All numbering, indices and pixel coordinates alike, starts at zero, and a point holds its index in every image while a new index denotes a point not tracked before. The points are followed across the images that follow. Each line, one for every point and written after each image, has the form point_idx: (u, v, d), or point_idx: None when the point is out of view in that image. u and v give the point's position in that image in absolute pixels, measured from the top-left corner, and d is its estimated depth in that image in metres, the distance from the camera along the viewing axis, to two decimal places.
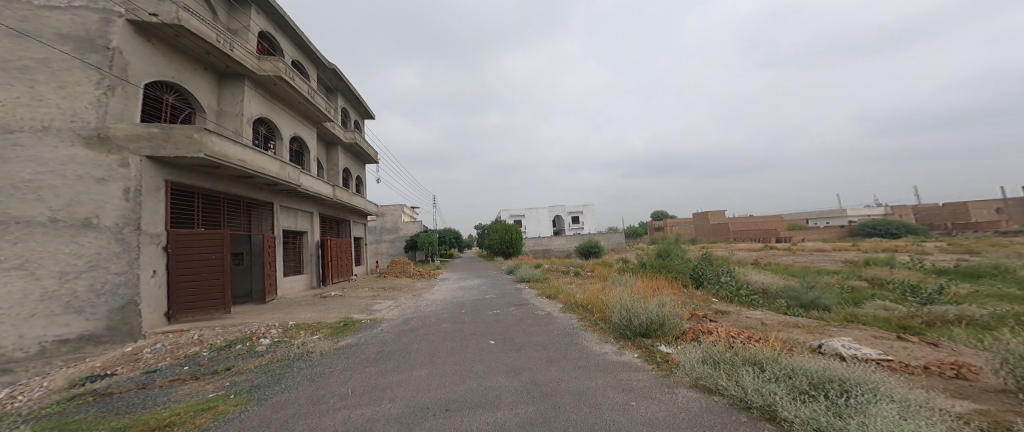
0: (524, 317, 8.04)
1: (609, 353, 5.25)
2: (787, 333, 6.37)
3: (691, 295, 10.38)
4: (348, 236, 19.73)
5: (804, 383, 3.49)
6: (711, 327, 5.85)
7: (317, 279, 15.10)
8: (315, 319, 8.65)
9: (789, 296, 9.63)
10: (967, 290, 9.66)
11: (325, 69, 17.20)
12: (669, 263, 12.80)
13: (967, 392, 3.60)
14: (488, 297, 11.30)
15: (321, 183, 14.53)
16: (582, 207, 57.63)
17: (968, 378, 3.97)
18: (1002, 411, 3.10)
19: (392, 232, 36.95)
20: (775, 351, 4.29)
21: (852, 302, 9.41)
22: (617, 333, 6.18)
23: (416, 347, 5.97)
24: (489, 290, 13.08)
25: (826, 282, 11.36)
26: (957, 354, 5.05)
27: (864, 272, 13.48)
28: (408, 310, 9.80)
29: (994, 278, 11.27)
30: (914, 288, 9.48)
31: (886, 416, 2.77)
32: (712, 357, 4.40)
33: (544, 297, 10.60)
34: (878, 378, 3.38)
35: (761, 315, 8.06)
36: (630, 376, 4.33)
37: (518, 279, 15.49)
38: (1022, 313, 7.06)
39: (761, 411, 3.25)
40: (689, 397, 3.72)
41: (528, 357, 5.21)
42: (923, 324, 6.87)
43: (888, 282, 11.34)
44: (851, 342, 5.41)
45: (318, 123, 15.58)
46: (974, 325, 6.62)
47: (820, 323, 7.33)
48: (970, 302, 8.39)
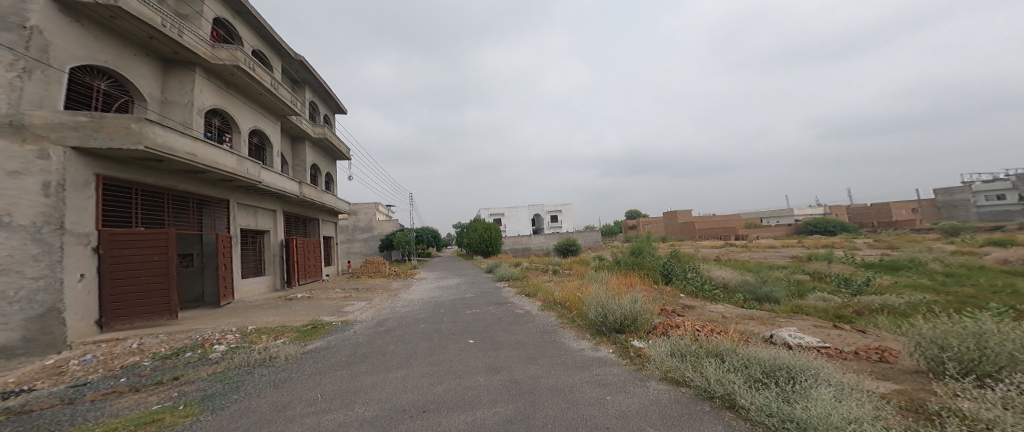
0: (504, 315, 8.05)
1: (585, 349, 5.38)
2: (744, 325, 6.83)
3: (661, 291, 10.85)
4: (318, 235, 18.96)
5: (758, 371, 3.75)
6: (678, 321, 6.15)
7: (280, 281, 14.32)
8: (278, 322, 8.26)
9: (745, 291, 10.29)
10: (888, 280, 10.80)
11: (291, 60, 16.33)
12: (641, 261, 13.30)
13: (889, 374, 3.99)
14: (467, 296, 11.20)
15: (285, 179, 13.78)
16: (559, 205, 58.14)
17: (888, 361, 4.44)
18: (914, 390, 3.49)
19: (365, 231, 35.71)
20: (734, 343, 4.57)
21: (798, 295, 10.21)
22: (594, 330, 6.33)
23: (391, 349, 5.81)
24: (466, 289, 13.00)
25: (776, 276, 12.24)
26: (880, 339, 5.62)
27: (808, 266, 14.67)
28: (383, 311, 9.51)
29: (910, 270, 12.62)
30: (846, 280, 10.47)
31: (823, 399, 3.02)
32: (679, 350, 4.63)
33: (523, 296, 10.64)
34: (818, 364, 3.68)
35: (722, 309, 8.56)
36: (605, 371, 4.47)
37: (498, 278, 15.44)
38: (931, 301, 7.97)
39: (722, 401, 3.46)
40: (659, 390, 3.88)
41: (506, 356, 5.21)
42: (853, 313, 7.58)
43: (826, 275, 12.45)
44: (796, 332, 5.87)
45: (282, 117, 14.77)
46: (894, 313, 7.40)
47: (770, 315, 7.91)
48: (891, 292, 9.38)
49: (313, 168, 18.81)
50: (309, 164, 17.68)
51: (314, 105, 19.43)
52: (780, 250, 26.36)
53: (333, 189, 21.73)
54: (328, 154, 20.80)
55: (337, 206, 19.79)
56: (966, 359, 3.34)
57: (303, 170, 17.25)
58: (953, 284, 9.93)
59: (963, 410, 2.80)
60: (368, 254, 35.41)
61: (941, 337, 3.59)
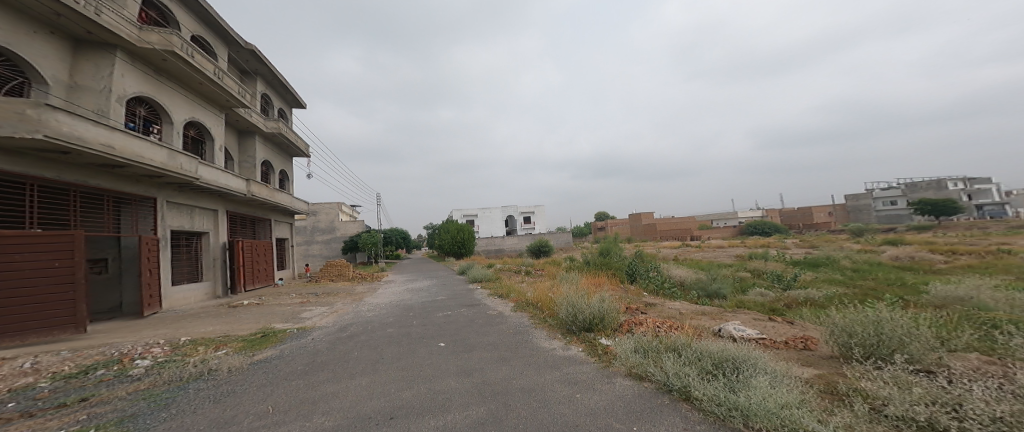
0: (476, 317, 7.94)
1: (556, 348, 5.41)
2: (698, 320, 7.23)
3: (626, 290, 11.21)
4: (269, 236, 17.64)
5: (710, 363, 3.96)
6: (641, 318, 6.37)
7: (223, 288, 13.13)
8: (219, 332, 7.54)
9: (699, 288, 10.92)
10: (810, 276, 12.02)
11: (241, 49, 15.15)
12: (609, 261, 13.70)
13: (811, 360, 4.38)
14: (439, 298, 10.88)
15: (229, 176, 12.69)
16: (531, 205, 58.12)
17: (810, 348, 4.90)
18: (825, 374, 3.87)
19: (326, 233, 33.61)
20: (690, 337, 4.80)
21: (742, 290, 11.04)
22: (565, 329, 6.39)
23: (355, 355, 5.47)
24: (437, 291, 12.63)
25: (723, 274, 13.12)
26: (804, 329, 6.21)
27: (749, 264, 15.92)
28: (345, 316, 9.00)
29: (827, 266, 14.09)
30: (778, 276, 11.50)
31: (762, 387, 3.24)
32: (642, 346, 4.78)
33: (495, 297, 10.48)
34: (757, 354, 3.95)
35: (680, 306, 9.01)
36: (574, 370, 4.51)
37: (470, 279, 15.16)
38: (840, 293, 8.97)
39: (679, 393, 3.61)
40: (624, 385, 3.98)
41: (478, 358, 5.09)
42: (784, 306, 8.29)
43: (764, 272, 13.55)
44: (739, 325, 6.30)
45: (227, 109, 13.62)
46: (813, 304, 8.22)
47: (720, 310, 8.45)
48: (813, 286, 10.45)
49: (264, 165, 17.46)
50: (259, 160, 16.42)
51: (267, 99, 18.09)
52: (728, 250, 28.34)
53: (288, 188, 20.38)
54: (283, 150, 19.45)
55: (293, 207, 18.62)
56: (867, 344, 3.77)
57: (251, 167, 16.00)
58: (859, 278, 11.29)
59: (864, 389, 3.12)
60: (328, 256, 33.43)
61: (848, 325, 3.98)
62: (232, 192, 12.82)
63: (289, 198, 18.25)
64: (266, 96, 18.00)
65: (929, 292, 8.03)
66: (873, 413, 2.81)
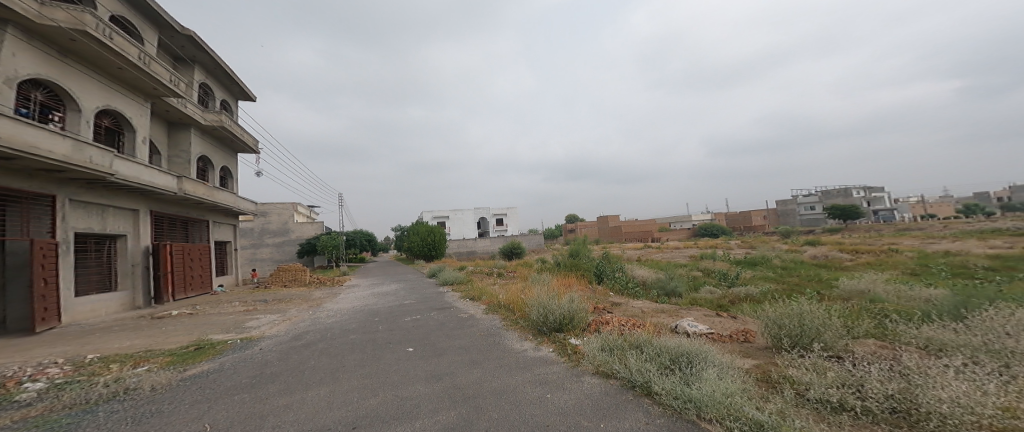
0: (446, 320, 7.15)
1: (527, 350, 5.27)
2: (658, 318, 7.44)
3: (594, 290, 11.33)
4: (207, 238, 16.09)
5: (667, 358, 4.04)
6: (608, 318, 6.42)
7: (144, 298, 11.76)
8: (139, 347, 6.70)
9: (658, 286, 11.35)
10: (748, 274, 12.98)
11: (175, 33, 13.76)
12: (578, 262, 13.85)
13: (749, 351, 4.63)
14: (406, 302, 10.23)
15: (155, 173, 11.44)
16: (504, 208, 57.76)
17: (750, 341, 5.19)
18: (760, 364, 4.06)
19: (277, 235, 31.43)
20: (651, 334, 4.88)
21: (695, 288, 11.64)
22: (535, 330, 6.25)
23: (312, 364, 4.97)
24: (404, 295, 12.00)
25: (679, 273, 13.75)
26: (744, 323, 6.65)
27: (701, 264, 16.85)
28: (299, 323, 8.33)
29: (762, 265, 15.27)
30: (724, 275, 12.27)
31: (711, 378, 3.34)
32: (608, 344, 4.81)
33: (467, 300, 9.56)
34: (706, 347, 4.09)
35: (642, 304, 9.27)
36: (544, 370, 4.42)
37: (440, 282, 14.41)
38: (773, 289, 9.75)
39: (641, 389, 3.65)
40: (593, 383, 3.95)
41: (449, 361, 4.70)
42: (729, 303, 8.81)
43: (713, 271, 14.40)
44: (692, 321, 6.58)
45: (154, 98, 12.30)
46: (750, 300, 8.84)
47: (675, 307, 8.81)
48: (750, 283, 11.29)
49: (201, 160, 15.94)
50: (195, 155, 14.98)
51: (207, 90, 16.56)
52: (684, 250, 29.65)
53: (231, 185, 18.74)
54: (226, 145, 17.90)
55: (238, 207, 17.26)
56: (794, 335, 4.02)
57: (183, 163, 14.55)
58: (788, 275, 12.37)
59: (792, 376, 3.32)
60: (280, 260, 31.18)
61: (775, 318, 4.25)
62: (160, 190, 11.58)
63: (233, 197, 16.91)
64: (205, 86, 16.48)
65: (836, 288, 8.90)
66: (799, 398, 2.98)
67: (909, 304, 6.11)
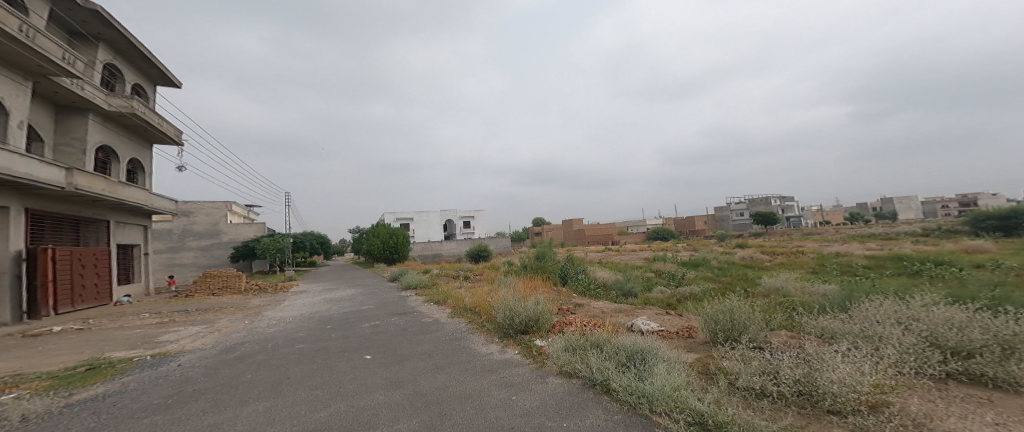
0: (408, 326, 6.98)
1: (493, 353, 5.26)
2: (616, 317, 7.77)
3: (560, 292, 11.50)
4: (106, 242, 14.38)
5: (623, 356, 4.24)
6: (571, 319, 6.57)
7: (15, 312, 10.18)
8: (9, 371, 5.74)
9: (616, 287, 11.82)
10: (691, 274, 13.97)
11: (76, 7, 12.26)
12: (545, 265, 14.04)
13: (692, 346, 4.98)
14: (364, 308, 9.83)
15: (35, 163, 10.11)
16: (472, 210, 57.04)
17: (693, 336, 5.59)
18: (700, 358, 4.39)
19: (203, 237, 28.80)
20: (610, 333, 5.06)
21: (649, 288, 12.29)
22: (501, 333, 6.22)
23: (248, 378, 4.63)
24: (362, 300, 11.51)
25: (635, 275, 14.43)
26: (687, 319, 7.18)
27: (655, 265, 17.76)
28: (228, 335, 7.67)
29: (703, 265, 16.48)
30: (672, 275, 13.10)
31: (661, 373, 3.55)
32: (572, 344, 4.93)
33: (431, 304, 9.33)
34: (656, 344, 4.35)
35: (602, 305, 9.61)
36: (510, 372, 4.46)
37: (403, 285, 13.87)
38: (713, 287, 10.60)
39: (601, 387, 3.79)
40: (556, 384, 4.05)
41: (411, 367, 4.57)
42: (676, 301, 9.41)
43: (663, 272, 15.29)
44: (646, 320, 6.93)
45: (40, 77, 10.86)
46: (693, 298, 9.52)
47: (632, 306, 9.22)
48: (693, 282, 12.19)
49: (102, 151, 14.27)
50: (93, 144, 13.39)
51: (114, 72, 14.76)
52: (641, 252, 30.97)
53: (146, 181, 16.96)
54: (138, 135, 16.19)
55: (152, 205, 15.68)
56: (726, 330, 4.39)
57: (75, 153, 12.96)
58: (722, 274, 13.52)
59: (725, 367, 3.63)
60: (208, 265, 28.56)
61: (711, 316, 4.61)
62: (41, 184, 10.24)
63: (144, 193, 15.32)
64: (113, 68, 14.70)
65: (760, 284, 9.90)
66: (731, 387, 3.26)
67: (810, 297, 6.99)
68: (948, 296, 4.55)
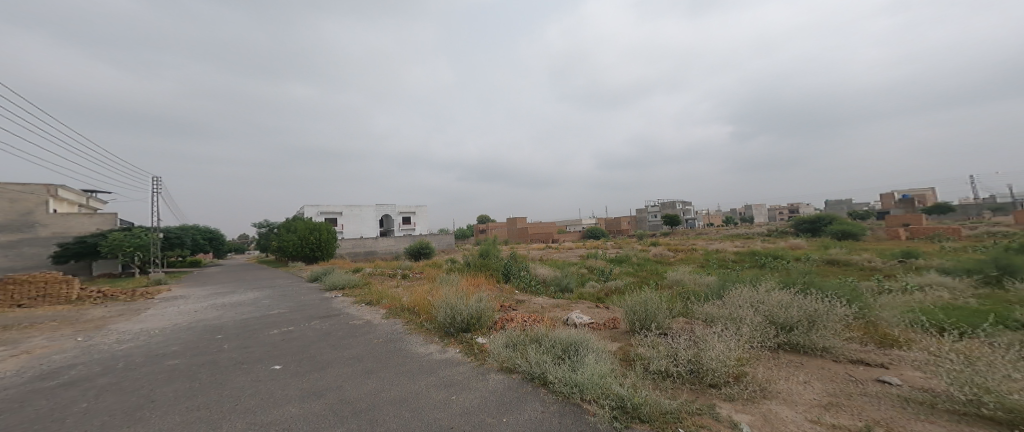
0: (332, 330, 6.51)
1: (432, 353, 5.21)
2: (555, 312, 8.09)
3: (502, 289, 11.64)
4: None
5: (558, 349, 4.46)
6: (513, 315, 6.72)
7: None
8: None
9: (554, 283, 12.33)
10: (619, 269, 15.05)
11: None
12: (488, 262, 14.09)
13: (616, 335, 5.41)
14: (272, 313, 8.79)
15: None
16: (412, 205, 55.20)
17: (617, 326, 6.08)
18: (621, 346, 4.76)
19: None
20: (548, 328, 5.27)
21: (584, 282, 13.07)
22: (442, 332, 6.14)
23: (82, 407, 3.74)
24: (269, 305, 10.23)
25: (574, 271, 15.15)
26: (614, 310, 7.78)
27: (590, 262, 18.80)
28: (59, 354, 6.06)
29: (627, 262, 17.89)
30: (604, 271, 14.06)
31: (593, 363, 3.81)
32: (513, 340, 5.05)
33: (362, 305, 8.81)
34: (587, 336, 4.65)
35: (543, 300, 9.97)
36: (450, 372, 4.47)
37: (329, 287, 12.64)
38: (635, 281, 11.61)
39: (539, 379, 3.97)
40: (497, 380, 4.15)
41: (336, 374, 4.31)
42: (605, 295, 10.12)
43: (595, 268, 16.27)
44: (581, 313, 7.32)
45: None
46: (617, 291, 10.33)
47: (570, 301, 9.66)
48: (619, 277, 13.23)
49: None
50: None
51: None
52: (574, 250, 32.76)
53: None
54: None
55: None
56: (643, 319, 4.85)
57: None
58: (641, 269, 14.85)
59: (640, 352, 4.05)
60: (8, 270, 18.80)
61: (633, 308, 5.01)
62: None
63: None
64: None
65: (671, 276, 11.15)
66: (644, 371, 3.64)
67: (699, 286, 8.24)
68: (780, 282, 5.88)
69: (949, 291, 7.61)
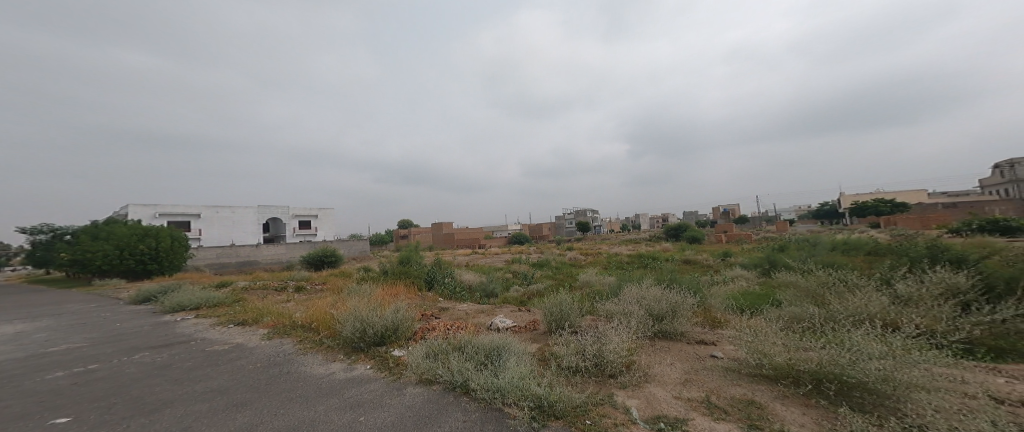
0: (175, 360, 5.19)
1: (336, 372, 4.70)
2: (480, 318, 7.95)
3: (423, 297, 11.13)
4: None
5: (481, 355, 4.35)
6: (434, 324, 6.44)
7: None
8: None
9: (480, 289, 12.22)
10: (541, 273, 15.52)
11: None
12: (408, 269, 13.39)
13: (535, 336, 5.50)
14: (58, 350, 6.39)
15: None
16: (315, 209, 50.17)
17: (536, 327, 6.21)
18: (539, 347, 4.83)
19: None
20: (472, 334, 5.13)
21: (509, 286, 13.27)
22: (348, 348, 5.61)
23: None
24: (51, 340, 7.36)
25: (499, 276, 15.24)
26: (534, 313, 7.93)
27: (514, 267, 19.05)
28: None
29: (547, 266, 18.58)
30: (526, 275, 14.46)
31: (514, 367, 3.76)
32: (433, 350, 4.78)
33: (233, 325, 7.43)
34: (508, 340, 4.61)
35: (468, 307, 9.77)
36: (359, 391, 4.07)
37: (170, 308, 9.60)
38: (555, 284, 12.10)
39: (461, 388, 3.83)
40: (415, 393, 3.90)
41: (181, 415, 3.49)
42: (528, 298, 10.32)
43: (518, 273, 16.58)
44: (504, 318, 7.30)
45: None
46: (537, 295, 10.60)
47: (495, 306, 9.62)
48: (540, 280, 13.71)
49: None
50: None
51: None
52: (500, 255, 33.27)
53: None
54: None
55: None
56: (557, 319, 5.01)
57: None
58: (558, 272, 15.54)
59: (555, 350, 4.17)
60: None
61: (551, 311, 5.09)
62: None
63: None
64: None
65: (585, 277, 11.88)
66: (558, 369, 3.73)
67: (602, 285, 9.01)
68: (660, 279, 6.68)
69: (744, 280, 9.81)
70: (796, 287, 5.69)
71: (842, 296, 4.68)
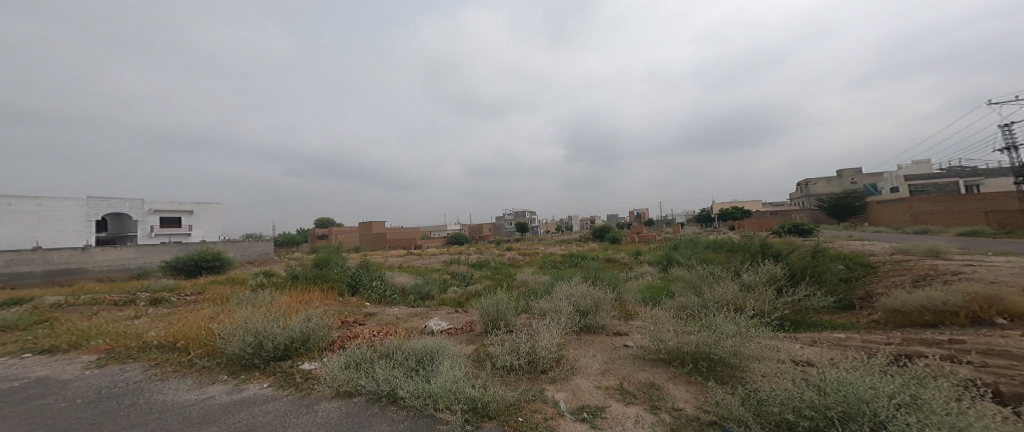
0: None
1: (216, 396, 3.60)
2: (411, 322, 7.09)
3: (345, 303, 9.82)
4: None
5: (411, 359, 3.61)
6: (357, 331, 5.49)
7: None
8: None
9: (414, 291, 11.21)
10: (479, 274, 14.90)
11: None
12: (326, 272, 11.83)
13: (472, 338, 4.87)
14: None
15: None
16: None
17: (472, 329, 5.58)
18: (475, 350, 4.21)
19: None
20: (403, 339, 4.34)
21: (446, 288, 12.47)
22: (238, 366, 4.44)
23: None
24: None
25: (435, 277, 14.30)
26: (469, 315, 7.30)
27: (452, 268, 18.10)
28: None
29: (484, 266, 18.01)
30: (463, 276, 13.77)
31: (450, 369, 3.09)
32: (354, 359, 3.83)
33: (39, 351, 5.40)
34: (443, 343, 3.92)
35: (399, 311, 8.80)
36: (248, 414, 3.10)
37: None
38: (496, 284, 11.60)
39: (389, 398, 3.08)
40: (329, 409, 3.06)
41: None
42: (466, 299, 9.65)
43: (455, 274, 15.78)
44: (439, 320, 6.55)
45: None
46: (473, 296, 9.97)
47: (430, 308, 8.82)
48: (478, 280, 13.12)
49: None
50: None
51: None
52: (437, 256, 32.11)
53: None
54: None
55: None
56: (495, 320, 4.45)
57: None
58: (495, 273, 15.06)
59: (490, 350, 3.61)
60: None
61: (489, 312, 4.51)
62: None
63: None
64: None
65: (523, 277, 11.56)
66: (494, 369, 3.18)
67: (537, 284, 8.75)
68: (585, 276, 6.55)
69: (650, 275, 10.41)
70: (684, 279, 6.15)
71: (711, 286, 4.99)
